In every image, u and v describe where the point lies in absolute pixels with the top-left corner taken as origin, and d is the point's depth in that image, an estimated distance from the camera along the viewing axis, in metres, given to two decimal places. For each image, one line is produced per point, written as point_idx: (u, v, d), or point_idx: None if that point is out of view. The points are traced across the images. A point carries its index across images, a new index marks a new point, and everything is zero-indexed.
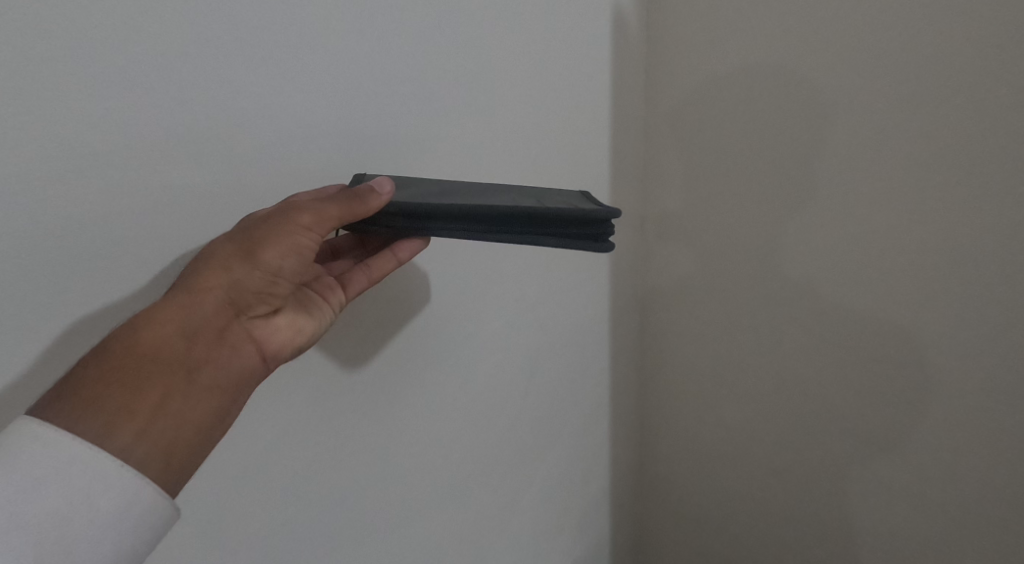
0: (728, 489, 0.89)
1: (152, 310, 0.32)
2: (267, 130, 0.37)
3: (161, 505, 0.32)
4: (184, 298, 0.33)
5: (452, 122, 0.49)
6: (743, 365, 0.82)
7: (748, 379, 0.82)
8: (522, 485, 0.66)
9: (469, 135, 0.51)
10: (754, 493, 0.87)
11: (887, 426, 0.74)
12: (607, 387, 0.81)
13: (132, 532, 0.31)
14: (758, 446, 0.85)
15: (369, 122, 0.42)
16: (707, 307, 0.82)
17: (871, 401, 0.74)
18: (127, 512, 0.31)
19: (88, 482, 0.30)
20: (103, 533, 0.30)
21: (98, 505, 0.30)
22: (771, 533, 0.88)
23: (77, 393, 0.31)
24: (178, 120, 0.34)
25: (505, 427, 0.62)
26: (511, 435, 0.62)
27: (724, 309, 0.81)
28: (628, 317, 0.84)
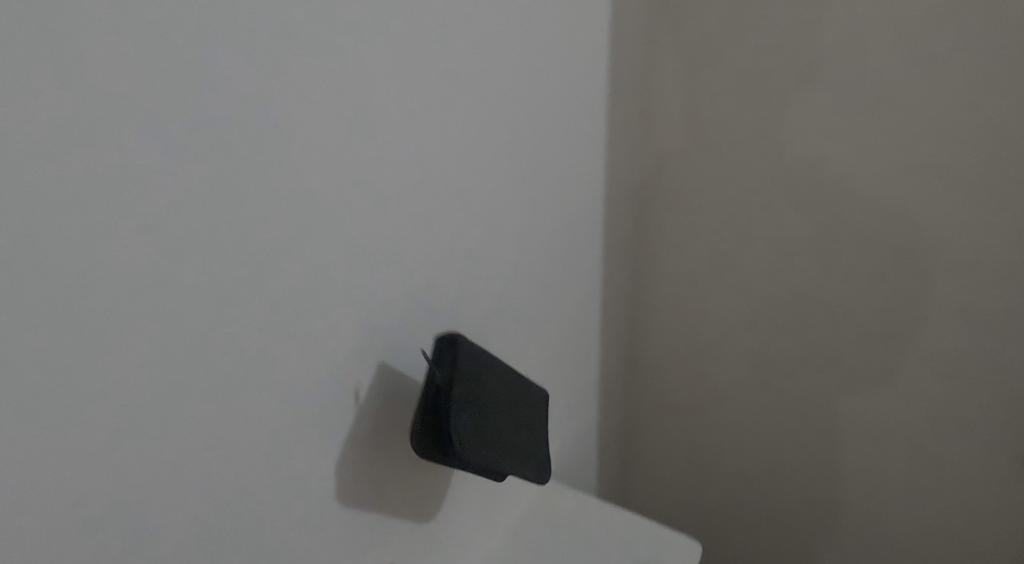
0: (714, 377, 0.98)
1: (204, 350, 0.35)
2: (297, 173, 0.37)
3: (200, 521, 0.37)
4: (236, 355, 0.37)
5: (460, 128, 0.50)
6: (731, 260, 0.88)
7: (734, 271, 0.89)
8: (510, 408, 0.72)
9: (475, 142, 0.52)
10: (737, 381, 0.97)
11: (874, 312, 0.82)
12: (604, 283, 0.86)
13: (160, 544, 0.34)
14: (743, 333, 0.93)
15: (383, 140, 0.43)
16: (698, 206, 0.87)
17: (860, 290, 0.82)
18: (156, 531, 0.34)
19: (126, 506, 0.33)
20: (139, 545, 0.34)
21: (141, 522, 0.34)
22: (752, 417, 0.98)
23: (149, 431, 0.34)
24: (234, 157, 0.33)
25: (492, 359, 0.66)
26: (514, 348, 0.67)
27: (717, 197, 0.85)
28: (625, 216, 0.87)
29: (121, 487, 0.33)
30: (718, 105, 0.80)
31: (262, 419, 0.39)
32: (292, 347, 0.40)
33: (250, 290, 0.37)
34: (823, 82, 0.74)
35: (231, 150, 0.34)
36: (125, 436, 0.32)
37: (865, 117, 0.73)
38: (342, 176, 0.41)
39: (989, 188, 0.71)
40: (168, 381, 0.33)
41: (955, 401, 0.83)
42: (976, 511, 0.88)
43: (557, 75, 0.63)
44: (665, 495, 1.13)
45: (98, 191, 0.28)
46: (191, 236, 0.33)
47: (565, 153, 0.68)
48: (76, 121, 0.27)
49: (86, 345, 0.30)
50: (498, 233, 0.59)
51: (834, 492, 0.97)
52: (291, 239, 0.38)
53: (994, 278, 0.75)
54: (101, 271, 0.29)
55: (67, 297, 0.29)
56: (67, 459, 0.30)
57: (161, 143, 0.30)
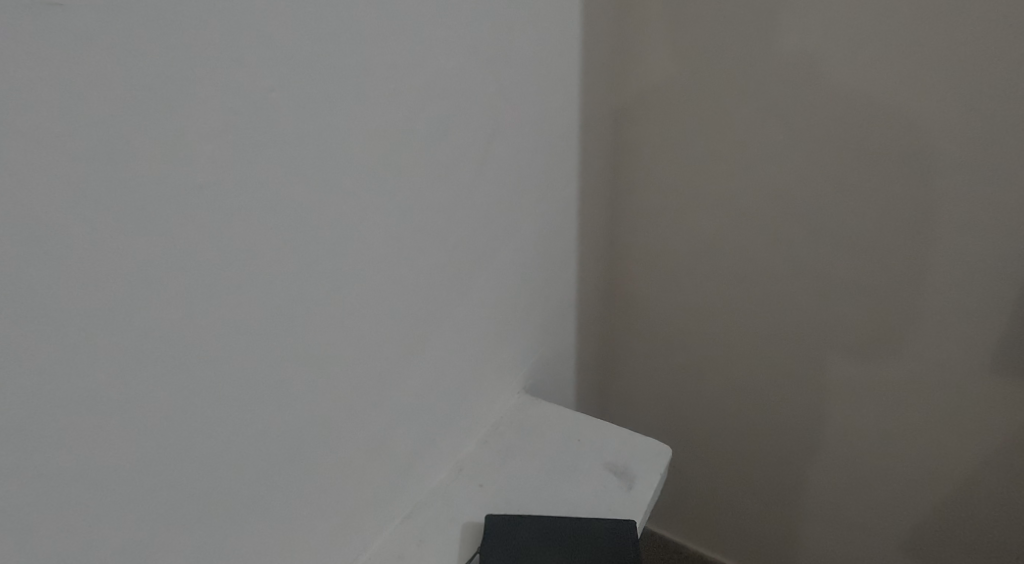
0: (708, 293, 1.07)
1: (161, 440, 0.49)
2: (199, 133, 0.46)
3: (123, 417, 0.46)
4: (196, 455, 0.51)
5: (373, 99, 0.59)
6: (717, 179, 0.97)
7: (728, 191, 0.97)
8: (470, 337, 0.80)
9: (389, 108, 0.61)
10: (732, 296, 1.05)
11: (858, 223, 0.90)
12: (574, 204, 0.96)
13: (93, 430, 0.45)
14: (734, 248, 1.01)
15: (292, 109, 0.52)
16: (671, 140, 0.98)
17: (851, 203, 0.89)
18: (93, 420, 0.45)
19: (62, 399, 0.43)
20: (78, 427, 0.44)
21: (78, 412, 0.44)
22: (747, 330, 1.06)
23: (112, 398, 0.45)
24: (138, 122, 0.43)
25: (445, 296, 0.74)
26: (474, 270, 0.78)
27: (688, 121, 0.95)
28: (596, 141, 0.97)
29: (142, 330, 0.46)
30: (717, 39, 0.88)
31: (248, 298, 0.52)
32: (269, 247, 0.53)
33: (232, 197, 0.49)
34: (782, 26, 0.84)
35: (208, 91, 0.46)
36: (144, 293, 0.46)
37: (852, 47, 0.81)
38: (302, 120, 0.53)
39: (957, 105, 0.78)
40: (173, 258, 0.47)
41: (940, 313, 0.90)
42: (952, 419, 0.96)
43: (514, 43, 0.74)
44: (654, 402, 1.24)
45: (106, 120, 0.41)
46: (179, 154, 0.45)
47: (521, 98, 0.78)
48: (91, 74, 0.40)
49: (102, 224, 0.43)
50: (452, 169, 0.70)
51: (822, 400, 1.05)
52: (260, 165, 0.51)
53: (965, 192, 0.82)
54: (113, 175, 0.42)
55: (85, 191, 0.41)
56: (102, 302, 0.44)
57: (153, 87, 0.43)
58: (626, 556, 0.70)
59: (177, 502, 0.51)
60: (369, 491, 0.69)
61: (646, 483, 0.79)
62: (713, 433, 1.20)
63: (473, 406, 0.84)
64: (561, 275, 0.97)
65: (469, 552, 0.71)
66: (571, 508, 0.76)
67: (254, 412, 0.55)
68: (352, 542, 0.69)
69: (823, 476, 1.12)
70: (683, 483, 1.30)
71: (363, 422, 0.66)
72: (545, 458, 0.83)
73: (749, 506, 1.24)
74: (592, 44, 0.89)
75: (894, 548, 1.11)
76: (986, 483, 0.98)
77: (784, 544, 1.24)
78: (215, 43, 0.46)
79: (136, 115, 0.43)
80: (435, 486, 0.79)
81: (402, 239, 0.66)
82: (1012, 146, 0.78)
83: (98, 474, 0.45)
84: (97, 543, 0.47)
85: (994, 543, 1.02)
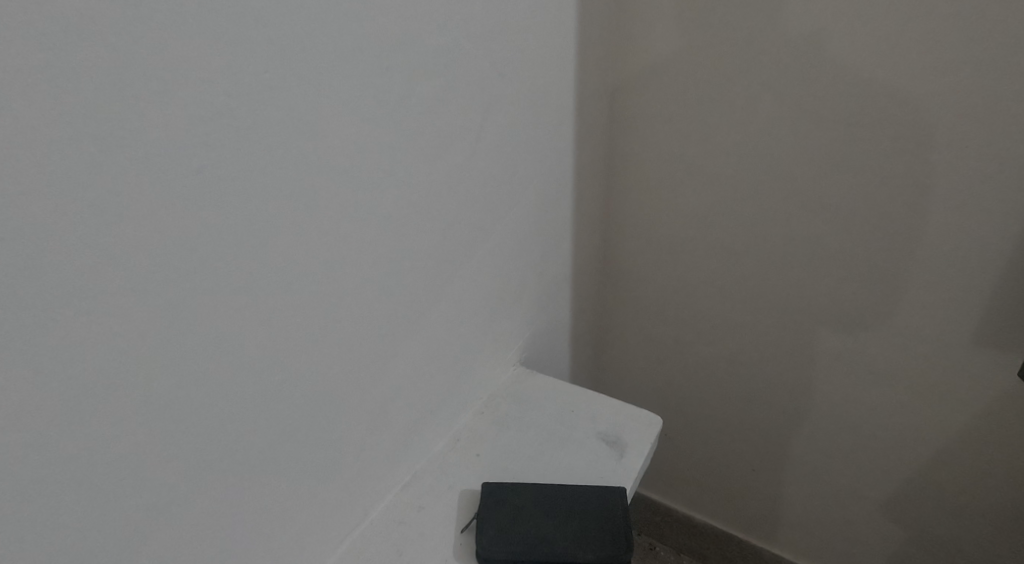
0: (700, 267, 1.09)
1: (169, 414, 0.51)
2: (200, 120, 0.48)
3: (134, 392, 0.48)
4: (201, 428, 0.53)
5: (371, 83, 0.60)
6: (711, 154, 0.98)
7: (722, 166, 0.98)
8: (467, 311, 0.82)
9: (387, 93, 0.62)
10: (725, 270, 1.07)
11: (850, 198, 0.91)
12: (569, 178, 0.97)
13: (105, 405, 0.47)
14: (727, 224, 1.02)
15: (294, 95, 0.53)
16: (667, 114, 0.99)
17: (843, 176, 0.90)
18: (104, 395, 0.47)
19: (74, 376, 0.45)
20: (88, 403, 0.46)
21: (90, 388, 0.46)
22: (737, 303, 1.08)
23: (122, 376, 0.47)
24: (142, 110, 0.44)
25: (442, 272, 0.76)
26: (470, 246, 0.79)
27: (685, 94, 0.96)
28: (591, 115, 0.98)
29: (143, 310, 0.48)
30: (714, 13, 0.88)
31: (248, 279, 0.54)
32: (267, 230, 0.54)
33: (229, 180, 0.50)
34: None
35: (203, 70, 0.47)
36: (144, 274, 0.47)
37: (848, 19, 0.81)
38: (297, 103, 0.54)
39: (952, 80, 0.79)
40: (173, 242, 0.48)
41: (927, 287, 0.92)
42: (937, 389, 0.99)
43: (512, 22, 0.75)
44: (646, 372, 1.27)
45: (99, 104, 0.42)
46: (176, 136, 0.46)
47: (516, 72, 0.78)
48: (84, 61, 0.41)
49: (102, 209, 0.44)
50: (447, 148, 0.71)
51: (810, 372, 1.08)
52: (256, 148, 0.52)
53: (956, 167, 0.83)
54: (109, 158, 0.43)
55: (82, 175, 0.43)
56: (104, 285, 0.45)
57: (146, 69, 0.44)
58: (616, 519, 0.72)
59: (186, 474, 0.53)
60: (369, 462, 0.72)
61: (636, 452, 0.82)
62: (705, 401, 1.23)
63: (470, 378, 0.86)
64: (556, 248, 0.99)
65: (466, 518, 0.74)
66: (564, 477, 0.79)
67: (257, 388, 0.57)
68: (354, 512, 0.71)
69: (810, 443, 1.15)
70: (674, 450, 1.34)
71: (364, 397, 0.69)
72: (539, 428, 0.86)
73: (737, 470, 1.27)
74: (589, 16, 0.89)
75: (876, 512, 1.15)
76: (966, 450, 1.01)
77: (770, 507, 1.28)
78: (206, 23, 0.46)
79: (131, 97, 0.44)
80: (432, 455, 0.82)
81: (401, 218, 0.67)
82: (1005, 121, 0.79)
83: (107, 449, 0.48)
84: (111, 511, 0.49)
85: (972, 507, 1.05)
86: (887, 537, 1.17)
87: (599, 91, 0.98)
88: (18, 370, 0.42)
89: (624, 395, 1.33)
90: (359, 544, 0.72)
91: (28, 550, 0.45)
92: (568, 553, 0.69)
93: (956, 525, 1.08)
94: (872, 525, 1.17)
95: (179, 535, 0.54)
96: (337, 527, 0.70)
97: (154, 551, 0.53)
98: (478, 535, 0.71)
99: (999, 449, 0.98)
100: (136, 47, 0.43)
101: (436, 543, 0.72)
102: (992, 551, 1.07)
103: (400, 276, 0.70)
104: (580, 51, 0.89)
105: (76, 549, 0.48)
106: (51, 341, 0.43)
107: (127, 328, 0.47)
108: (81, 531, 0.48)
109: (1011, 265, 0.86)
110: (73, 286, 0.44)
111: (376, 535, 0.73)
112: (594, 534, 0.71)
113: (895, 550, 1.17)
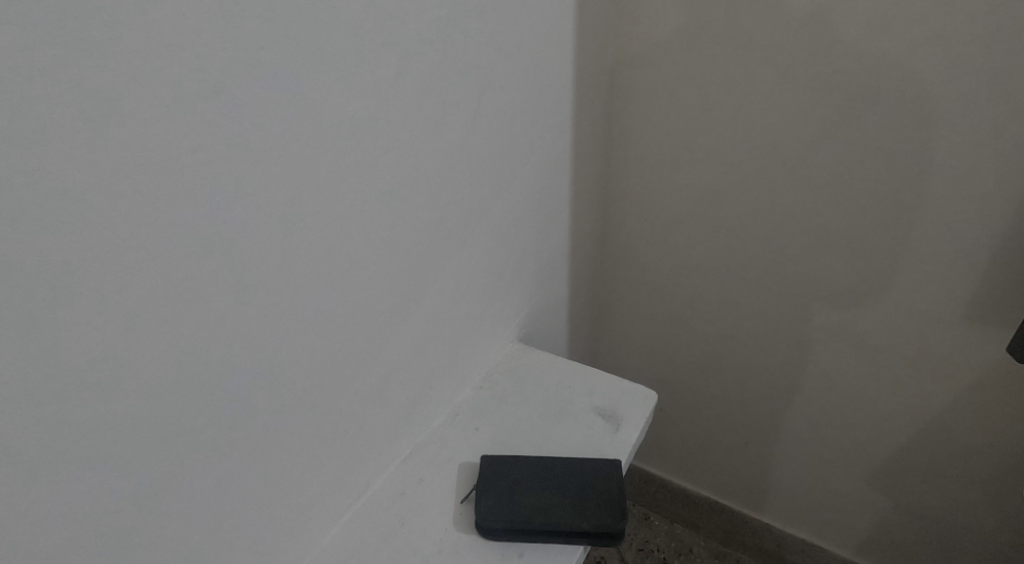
0: (698, 243, 1.10)
1: (174, 389, 0.53)
2: (199, 101, 0.48)
3: (138, 369, 0.50)
4: (205, 403, 0.55)
5: (371, 63, 0.60)
6: (711, 130, 0.98)
7: (723, 142, 0.98)
8: (465, 288, 0.83)
9: (388, 72, 0.62)
10: (723, 246, 1.07)
11: (848, 176, 0.92)
12: (567, 154, 0.97)
13: (112, 379, 0.49)
14: (726, 199, 1.03)
15: (293, 76, 0.54)
16: (665, 90, 0.99)
17: (840, 153, 0.91)
18: (111, 370, 0.48)
19: (79, 354, 0.46)
20: (94, 379, 0.48)
21: (97, 364, 0.47)
22: (735, 279, 1.09)
23: (128, 353, 0.49)
24: (140, 92, 0.45)
25: (441, 249, 0.77)
26: (468, 224, 0.80)
27: (684, 69, 0.96)
28: (590, 90, 0.98)
29: (145, 288, 0.49)
30: None
31: (248, 259, 0.55)
32: (267, 209, 0.55)
33: (229, 160, 0.51)
34: None
35: (196, 47, 0.47)
36: (144, 254, 0.48)
37: None
38: (293, 81, 0.54)
39: (952, 54, 0.79)
40: (173, 220, 0.49)
41: (922, 263, 0.93)
42: (929, 363, 1.00)
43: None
44: (643, 347, 1.28)
45: (93, 81, 0.43)
46: (173, 114, 0.47)
47: (513, 47, 0.78)
48: (83, 43, 0.42)
49: (100, 189, 0.45)
50: (446, 125, 0.71)
51: (805, 346, 1.09)
52: (254, 128, 0.52)
53: (954, 144, 0.84)
54: (105, 136, 0.44)
55: (78, 154, 0.43)
56: (108, 265, 0.47)
57: (138, 45, 0.45)
58: (611, 490, 0.75)
59: (191, 449, 0.55)
60: (370, 436, 0.74)
61: (631, 426, 0.84)
62: (700, 375, 1.24)
63: (469, 354, 0.88)
64: (554, 224, 1.00)
65: (465, 490, 0.77)
66: (560, 449, 0.81)
67: (260, 364, 0.59)
68: (356, 484, 0.73)
69: (803, 416, 1.17)
70: (669, 423, 1.36)
71: (363, 373, 0.70)
72: (537, 402, 0.87)
73: (731, 442, 1.30)
74: None
75: (866, 484, 1.18)
76: (955, 424, 1.03)
77: (762, 478, 1.31)
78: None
79: (124, 73, 0.44)
80: (432, 429, 0.84)
81: (399, 197, 0.68)
82: (1004, 97, 0.79)
83: (111, 424, 0.49)
84: (120, 483, 0.51)
85: (959, 479, 1.08)
86: (876, 507, 1.19)
87: (599, 65, 0.98)
88: (22, 344, 0.44)
89: (621, 369, 1.35)
90: (361, 515, 0.74)
91: (40, 520, 0.47)
92: (563, 522, 0.71)
93: (943, 496, 1.11)
94: (860, 496, 1.20)
95: (186, 507, 0.56)
96: (339, 499, 0.72)
97: (161, 521, 0.54)
98: (477, 505, 0.73)
99: (987, 422, 1.00)
100: (136, 29, 0.44)
101: (436, 513, 0.74)
102: (977, 522, 1.10)
103: (400, 254, 0.71)
104: (579, 25, 0.89)
105: (86, 519, 0.49)
106: (57, 319, 0.45)
107: (132, 308, 0.48)
108: (91, 502, 0.49)
109: (1005, 242, 0.86)
110: (74, 264, 0.45)
111: (377, 505, 0.75)
112: (589, 505, 0.73)
113: (882, 519, 1.20)
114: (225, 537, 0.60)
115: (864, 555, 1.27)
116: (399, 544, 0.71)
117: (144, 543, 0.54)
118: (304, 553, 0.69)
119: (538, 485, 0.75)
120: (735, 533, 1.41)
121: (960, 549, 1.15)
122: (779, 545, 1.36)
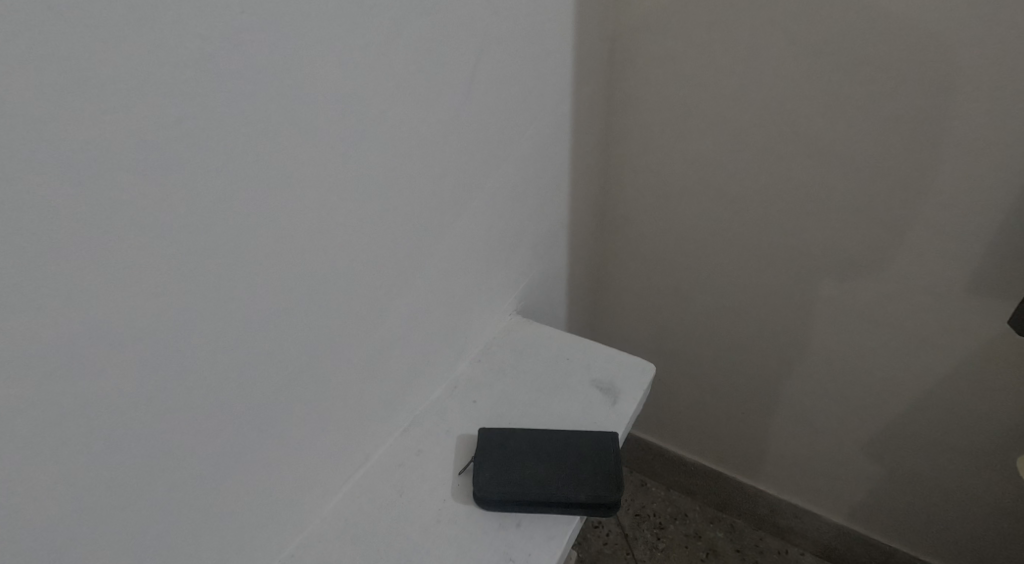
0: (701, 213, 1.08)
1: (171, 373, 0.53)
2: (191, 89, 0.48)
3: (138, 351, 0.50)
4: (203, 386, 0.55)
5: (368, 40, 0.59)
6: (716, 98, 0.96)
7: (725, 111, 0.96)
8: (462, 261, 0.82)
9: (384, 48, 0.61)
10: (726, 216, 1.06)
11: (857, 146, 0.90)
12: (567, 122, 0.95)
13: (110, 363, 0.49)
14: (728, 169, 1.01)
15: (290, 61, 0.53)
16: (666, 57, 0.97)
17: (846, 123, 0.89)
18: (108, 354, 0.48)
19: (76, 339, 0.46)
20: (92, 362, 0.48)
21: (93, 348, 0.47)
22: (736, 249, 1.09)
23: (124, 336, 0.49)
24: (132, 80, 0.45)
25: (438, 224, 0.76)
26: (465, 199, 0.79)
27: (688, 36, 0.93)
28: (591, 56, 0.95)
29: (139, 274, 0.49)
30: None
31: (240, 239, 0.54)
32: (260, 193, 0.55)
33: (221, 145, 0.50)
34: None
35: (175, 15, 0.46)
36: (135, 240, 0.48)
37: None
38: (279, 52, 0.52)
39: (965, 20, 0.77)
40: (163, 206, 0.48)
41: (926, 235, 0.92)
42: (929, 335, 1.00)
43: None
44: (642, 315, 1.28)
45: (68, 62, 0.42)
46: (159, 98, 0.46)
47: (513, 14, 0.76)
48: (71, 35, 0.42)
49: (82, 175, 0.44)
50: (444, 97, 0.70)
51: (807, 317, 1.09)
52: (247, 113, 0.51)
53: (964, 114, 0.82)
54: (83, 118, 0.43)
55: (58, 140, 0.42)
56: (100, 251, 0.46)
57: (111, 17, 0.43)
58: (608, 462, 0.75)
59: (189, 428, 0.55)
60: (368, 411, 0.74)
61: (629, 398, 0.85)
62: (700, 343, 1.25)
63: (467, 327, 0.88)
64: (552, 195, 0.98)
65: (463, 462, 0.77)
66: (559, 421, 0.82)
67: (254, 344, 0.58)
68: (354, 458, 0.74)
69: (800, 385, 1.18)
70: (667, 390, 1.37)
71: (359, 351, 0.70)
72: (536, 375, 0.88)
73: (727, 408, 1.31)
74: None
75: (860, 451, 1.19)
76: (953, 393, 1.03)
77: (756, 444, 1.33)
78: None
79: (98, 46, 0.43)
80: (431, 401, 0.84)
81: (397, 173, 0.67)
82: (1015, 67, 0.77)
83: (109, 408, 0.49)
84: (121, 464, 0.51)
85: (952, 447, 1.08)
86: (869, 474, 1.21)
87: (602, 31, 0.96)
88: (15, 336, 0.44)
89: (619, 336, 1.35)
90: (359, 487, 0.75)
91: (40, 503, 0.47)
92: (562, 494, 0.72)
93: (936, 463, 1.12)
94: (854, 463, 1.21)
95: (185, 484, 0.56)
96: (338, 473, 0.73)
97: (161, 499, 0.55)
98: (476, 478, 0.74)
99: (982, 392, 1.00)
100: (124, 18, 0.43)
101: (434, 485, 0.75)
102: (968, 488, 1.11)
103: (395, 232, 0.70)
104: None
105: (86, 499, 0.50)
106: (48, 306, 0.45)
107: (126, 294, 0.48)
108: (87, 489, 0.50)
109: (1011, 215, 0.85)
110: (58, 252, 0.44)
111: (376, 477, 0.76)
112: (587, 478, 0.74)
113: (875, 485, 1.22)
114: (225, 514, 0.61)
115: (856, 519, 1.30)
116: (397, 516, 0.72)
117: (144, 524, 0.54)
118: (303, 527, 0.71)
119: (538, 457, 0.76)
120: (730, 498, 1.43)
121: (950, 513, 1.16)
122: (772, 510, 1.38)
